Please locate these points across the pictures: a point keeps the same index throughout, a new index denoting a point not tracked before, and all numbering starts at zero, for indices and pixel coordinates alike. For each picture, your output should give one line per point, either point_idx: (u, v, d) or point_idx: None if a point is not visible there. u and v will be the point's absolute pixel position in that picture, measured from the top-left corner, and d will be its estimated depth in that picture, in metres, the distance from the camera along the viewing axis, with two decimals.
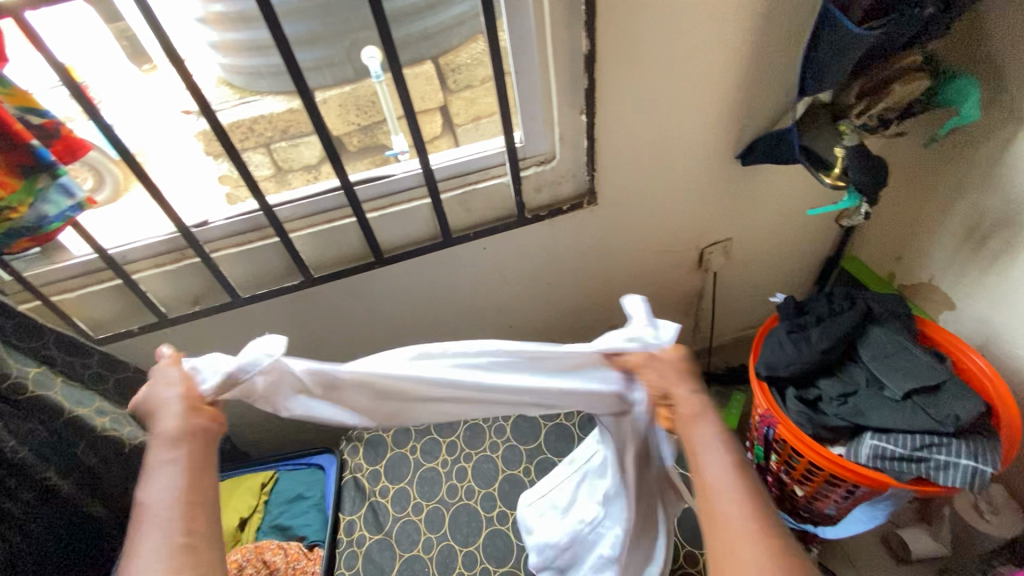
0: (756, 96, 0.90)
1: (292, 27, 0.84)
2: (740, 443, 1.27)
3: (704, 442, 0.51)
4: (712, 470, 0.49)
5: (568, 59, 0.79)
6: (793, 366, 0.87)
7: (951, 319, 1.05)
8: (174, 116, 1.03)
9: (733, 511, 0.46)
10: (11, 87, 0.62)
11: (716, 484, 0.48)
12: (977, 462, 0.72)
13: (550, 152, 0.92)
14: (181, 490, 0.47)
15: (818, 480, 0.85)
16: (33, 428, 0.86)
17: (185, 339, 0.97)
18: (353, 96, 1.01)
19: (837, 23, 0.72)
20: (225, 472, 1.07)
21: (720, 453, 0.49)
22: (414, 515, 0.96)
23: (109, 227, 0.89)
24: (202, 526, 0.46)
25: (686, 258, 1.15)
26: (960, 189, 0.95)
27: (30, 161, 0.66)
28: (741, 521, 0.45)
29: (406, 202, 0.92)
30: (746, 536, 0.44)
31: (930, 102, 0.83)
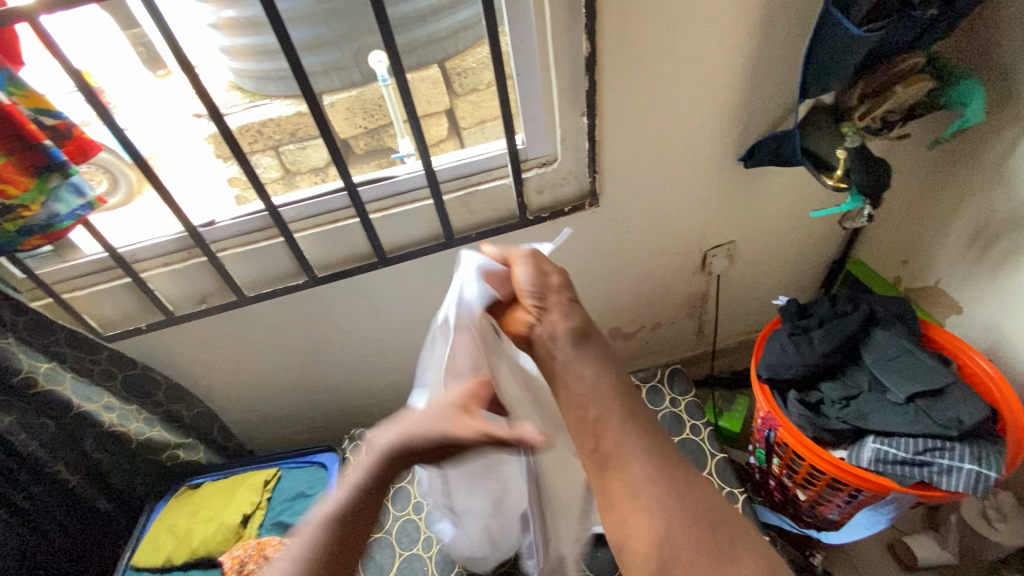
0: (757, 98, 0.90)
1: (299, 31, 0.85)
2: (743, 447, 1.26)
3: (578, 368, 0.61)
4: (593, 406, 0.59)
5: (569, 62, 0.80)
6: (794, 369, 0.87)
7: (957, 324, 1.04)
8: (187, 120, 1.05)
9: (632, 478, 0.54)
10: (25, 89, 0.64)
11: (616, 447, 0.56)
12: (981, 466, 0.71)
13: (552, 154, 0.92)
14: (370, 462, 0.57)
15: (820, 483, 0.85)
16: (42, 422, 0.88)
17: (191, 338, 0.98)
18: (360, 100, 1.03)
19: (836, 25, 0.72)
20: (229, 469, 1.08)
21: (595, 374, 0.61)
22: (414, 514, 0.97)
23: (120, 227, 0.91)
24: (370, 493, 0.57)
25: (689, 261, 1.15)
26: (966, 191, 0.95)
27: (43, 160, 0.68)
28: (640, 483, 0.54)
29: (408, 204, 0.93)
30: (642, 499, 0.53)
31: (932, 103, 0.83)
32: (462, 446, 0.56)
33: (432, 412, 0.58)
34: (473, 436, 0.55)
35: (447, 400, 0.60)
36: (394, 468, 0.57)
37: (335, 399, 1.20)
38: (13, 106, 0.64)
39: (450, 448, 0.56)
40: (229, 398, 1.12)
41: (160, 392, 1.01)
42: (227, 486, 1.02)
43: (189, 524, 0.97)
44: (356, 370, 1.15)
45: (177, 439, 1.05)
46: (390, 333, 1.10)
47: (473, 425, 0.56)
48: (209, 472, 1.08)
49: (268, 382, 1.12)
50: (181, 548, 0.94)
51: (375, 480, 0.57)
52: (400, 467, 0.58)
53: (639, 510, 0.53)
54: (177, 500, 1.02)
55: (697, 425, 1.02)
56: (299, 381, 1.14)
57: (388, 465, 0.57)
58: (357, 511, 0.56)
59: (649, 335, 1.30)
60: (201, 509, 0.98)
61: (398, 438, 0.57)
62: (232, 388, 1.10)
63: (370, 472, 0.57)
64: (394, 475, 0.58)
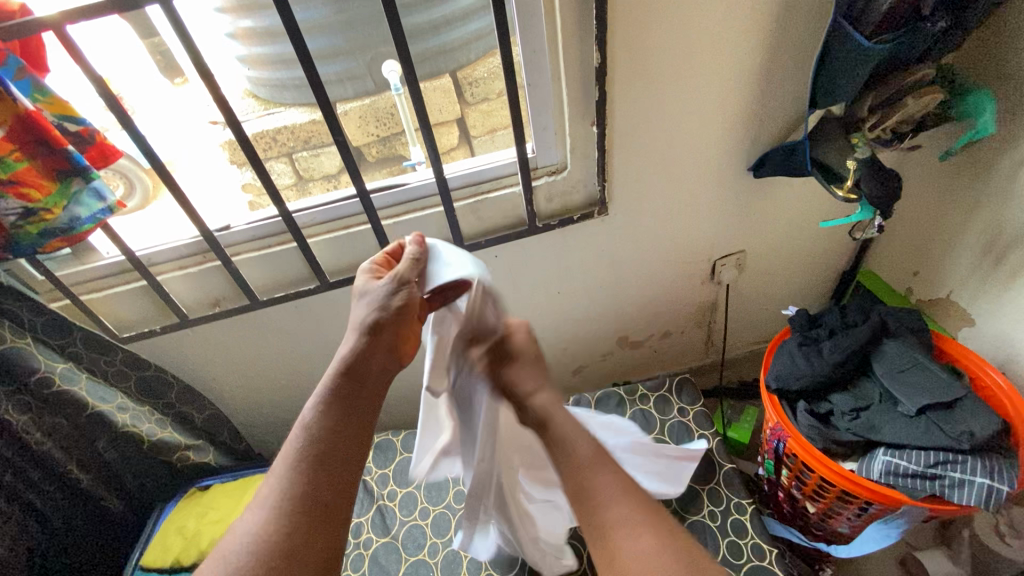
0: (766, 108, 0.91)
1: (315, 41, 0.87)
2: (752, 458, 1.25)
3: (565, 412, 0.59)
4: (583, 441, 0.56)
5: (579, 72, 0.81)
6: (804, 379, 0.86)
7: (970, 336, 1.03)
8: (203, 127, 1.07)
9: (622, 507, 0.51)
10: (50, 95, 0.66)
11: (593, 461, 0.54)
12: (994, 480, 0.70)
13: (562, 163, 0.93)
14: (328, 378, 0.61)
15: (829, 496, 0.84)
16: (57, 422, 0.90)
17: (203, 340, 1.00)
18: (373, 108, 1.05)
19: (845, 37, 0.73)
20: (239, 471, 1.09)
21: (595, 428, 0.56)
22: (420, 520, 0.97)
23: (137, 231, 0.93)
24: (332, 416, 0.59)
25: (698, 270, 1.15)
26: (978, 203, 0.94)
27: (66, 165, 0.69)
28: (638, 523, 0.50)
29: (420, 210, 0.94)
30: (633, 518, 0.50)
31: (943, 115, 0.83)
32: (407, 315, 0.63)
33: (371, 287, 0.65)
34: (390, 282, 0.63)
35: (355, 290, 0.66)
36: (350, 375, 0.61)
37: None
38: (38, 111, 0.66)
39: (389, 311, 0.62)
40: (240, 400, 1.13)
41: (172, 394, 1.02)
42: (235, 488, 1.03)
43: (197, 525, 0.98)
44: None
45: (188, 440, 1.05)
46: None
47: (381, 282, 0.64)
48: (218, 474, 1.09)
49: (278, 385, 1.13)
50: (189, 549, 0.95)
51: (336, 397, 0.60)
52: (363, 366, 0.62)
53: (622, 536, 0.49)
54: (186, 501, 1.03)
55: (705, 435, 1.01)
56: (308, 385, 1.14)
57: (340, 378, 0.61)
58: (320, 434, 0.58)
59: (658, 343, 1.29)
60: (209, 511, 0.99)
61: (350, 346, 0.62)
62: (243, 390, 1.11)
63: (328, 392, 0.60)
64: (359, 392, 0.61)
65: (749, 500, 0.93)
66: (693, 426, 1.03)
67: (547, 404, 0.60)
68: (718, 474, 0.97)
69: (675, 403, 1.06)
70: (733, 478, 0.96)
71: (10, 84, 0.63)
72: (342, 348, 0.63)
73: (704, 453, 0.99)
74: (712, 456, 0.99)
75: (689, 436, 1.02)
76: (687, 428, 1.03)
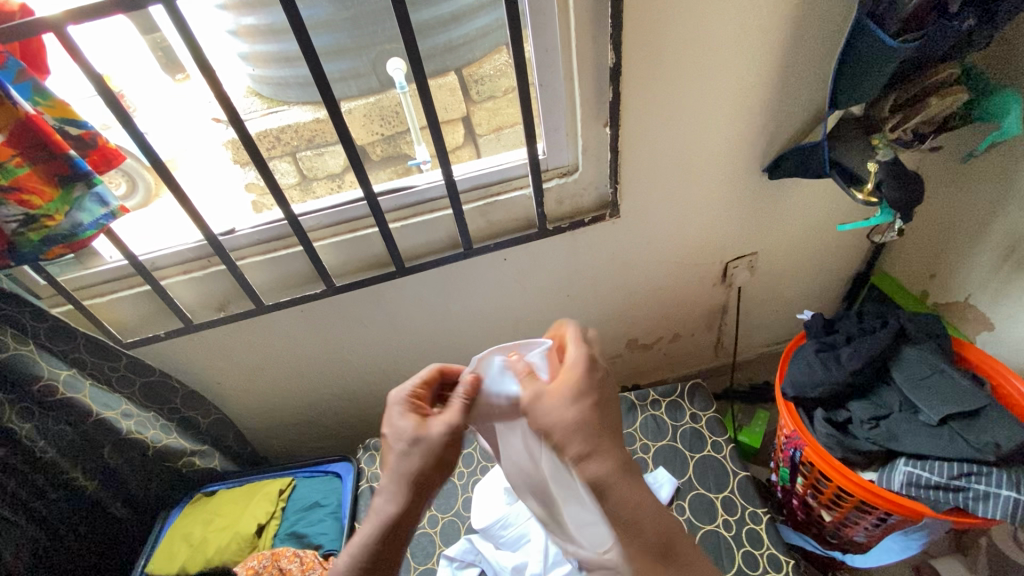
0: (784, 108, 0.88)
1: (320, 38, 0.85)
2: (763, 463, 1.24)
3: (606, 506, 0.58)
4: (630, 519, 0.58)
5: (593, 72, 0.79)
6: (822, 387, 0.84)
7: (989, 340, 1.01)
8: (204, 123, 1.06)
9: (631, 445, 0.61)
10: (51, 98, 0.65)
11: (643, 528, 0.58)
12: (1021, 494, 0.68)
13: (572, 164, 0.91)
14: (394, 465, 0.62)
15: (847, 505, 0.82)
16: (61, 429, 0.88)
17: (206, 344, 0.98)
18: (378, 107, 1.02)
19: (871, 35, 0.70)
20: (243, 477, 1.08)
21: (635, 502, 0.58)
22: (429, 528, 0.96)
23: (140, 235, 0.91)
24: (404, 524, 0.61)
25: (710, 272, 1.13)
26: (1000, 205, 0.92)
27: (66, 170, 0.68)
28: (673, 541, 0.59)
29: (428, 213, 0.92)
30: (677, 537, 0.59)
31: (966, 116, 0.80)
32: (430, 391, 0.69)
33: (422, 429, 0.63)
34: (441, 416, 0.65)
35: (403, 431, 0.63)
36: (417, 498, 0.61)
37: (348, 406, 1.19)
38: (39, 115, 0.65)
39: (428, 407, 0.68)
40: (245, 405, 1.12)
41: (177, 398, 1.01)
42: (241, 495, 1.02)
43: (203, 532, 0.96)
44: (369, 379, 1.14)
45: (193, 446, 1.03)
46: (403, 342, 1.09)
47: (436, 429, 0.63)
48: (223, 480, 1.08)
49: (282, 388, 1.11)
50: (195, 557, 0.93)
51: (410, 502, 0.61)
52: (426, 488, 0.62)
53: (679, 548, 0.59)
54: (191, 508, 1.02)
55: (718, 442, 1.00)
56: (313, 388, 1.13)
57: (425, 486, 0.61)
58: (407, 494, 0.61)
59: (667, 346, 1.28)
60: (216, 518, 0.98)
61: (419, 463, 0.61)
62: (249, 394, 1.10)
63: (401, 503, 0.61)
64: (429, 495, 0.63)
65: (764, 509, 0.91)
66: (705, 432, 1.01)
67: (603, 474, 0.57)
68: (732, 482, 0.95)
69: (688, 409, 1.04)
70: (747, 487, 0.94)
71: (10, 87, 0.62)
72: (404, 459, 0.61)
73: (718, 460, 0.98)
74: (726, 463, 0.97)
75: (702, 442, 1.00)
76: (700, 434, 1.01)
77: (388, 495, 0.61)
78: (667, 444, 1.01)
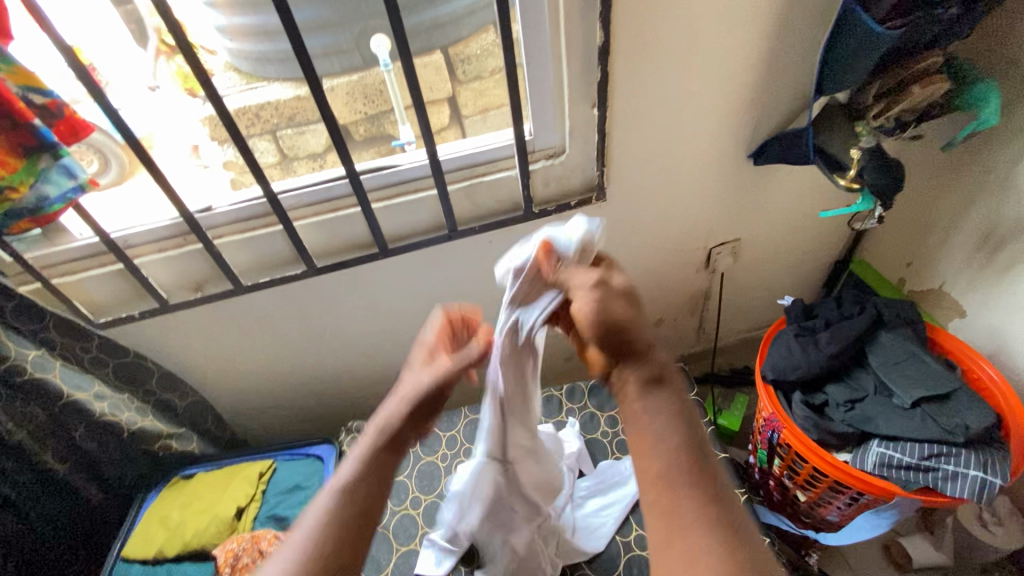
0: (771, 94, 0.88)
1: (301, 12, 0.82)
2: (741, 446, 1.26)
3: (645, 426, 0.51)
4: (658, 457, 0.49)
5: (581, 52, 0.78)
6: (801, 370, 0.86)
7: (961, 327, 1.04)
8: (179, 97, 0.97)
9: (628, 395, 0.52)
10: (13, 66, 0.61)
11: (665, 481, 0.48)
12: (987, 473, 0.71)
13: (560, 146, 0.90)
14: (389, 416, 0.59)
15: (821, 486, 0.85)
16: (30, 410, 0.85)
17: (182, 325, 0.96)
18: (361, 84, 0.99)
19: (857, 20, 0.70)
20: (223, 460, 1.06)
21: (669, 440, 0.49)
22: (411, 509, 0.97)
23: (111, 210, 0.88)
24: (400, 435, 0.58)
25: (695, 258, 1.14)
26: (976, 194, 0.94)
27: (33, 141, 0.65)
28: (675, 494, 0.47)
29: (412, 193, 0.91)
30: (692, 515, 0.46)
31: (948, 105, 0.81)
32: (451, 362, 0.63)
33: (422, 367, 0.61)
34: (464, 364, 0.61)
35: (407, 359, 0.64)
36: (411, 422, 0.59)
37: (330, 390, 1.18)
38: (2, 83, 0.61)
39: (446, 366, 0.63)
40: (223, 388, 1.10)
41: (152, 381, 0.99)
42: (220, 478, 1.01)
43: (181, 515, 0.95)
44: (351, 362, 1.13)
45: (170, 428, 1.02)
46: (387, 325, 1.08)
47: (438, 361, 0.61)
48: (202, 462, 1.06)
49: (262, 372, 1.10)
50: (173, 540, 0.92)
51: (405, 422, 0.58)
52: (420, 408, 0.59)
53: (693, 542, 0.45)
54: (168, 491, 1.00)
55: None
56: (295, 372, 1.12)
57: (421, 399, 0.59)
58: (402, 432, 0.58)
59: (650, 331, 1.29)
60: (194, 501, 0.97)
61: (415, 385, 0.60)
62: (228, 377, 1.08)
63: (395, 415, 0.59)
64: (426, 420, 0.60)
65: (741, 489, 0.93)
66: None
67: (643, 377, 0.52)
68: None
69: None
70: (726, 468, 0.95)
71: None
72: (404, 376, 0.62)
73: None
74: None
75: None
76: None
77: (388, 408, 0.59)
78: None
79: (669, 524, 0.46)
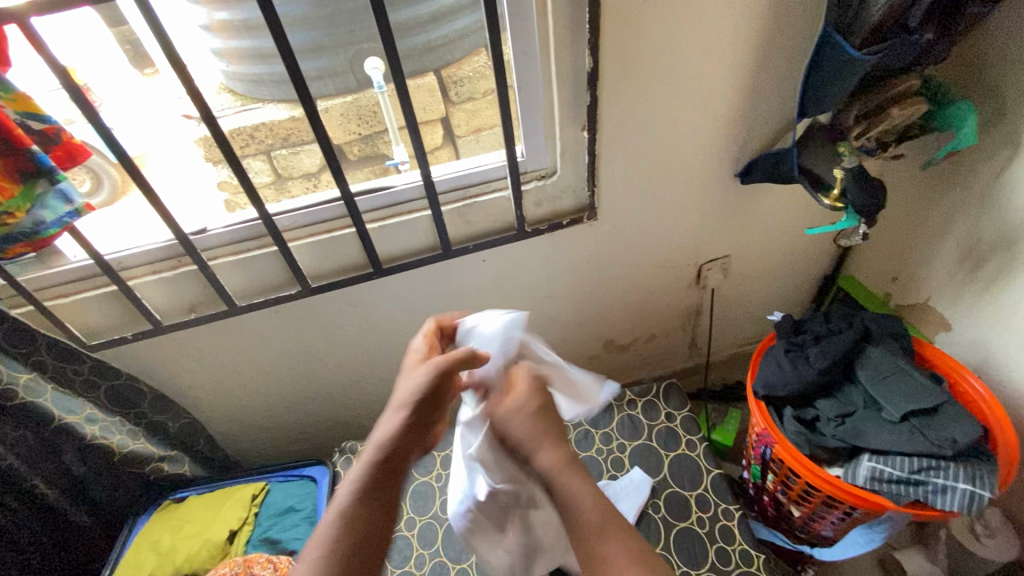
0: (756, 115, 0.91)
1: (296, 36, 0.84)
2: (735, 460, 1.27)
3: (573, 497, 0.56)
4: (576, 509, 0.55)
5: (571, 77, 0.80)
6: (792, 386, 0.87)
7: (947, 340, 1.06)
8: (175, 120, 1.02)
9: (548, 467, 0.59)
10: (13, 92, 0.62)
11: (601, 528, 0.53)
12: (975, 486, 0.72)
13: (551, 167, 0.92)
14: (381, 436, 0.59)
15: (815, 500, 0.85)
16: (21, 435, 0.85)
17: (176, 346, 0.96)
18: (355, 106, 1.01)
19: (835, 47, 0.74)
20: (215, 482, 1.05)
21: (591, 503, 0.56)
22: (406, 530, 0.96)
23: (106, 233, 0.88)
24: (396, 454, 0.58)
25: (685, 275, 1.15)
26: (957, 211, 0.96)
27: (30, 166, 0.66)
28: (608, 536, 0.53)
29: (406, 213, 0.92)
30: (620, 566, 0.50)
31: (926, 125, 0.84)
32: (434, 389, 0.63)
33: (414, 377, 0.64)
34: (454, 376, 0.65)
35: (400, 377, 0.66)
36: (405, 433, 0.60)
37: (324, 409, 1.17)
38: (1, 110, 0.62)
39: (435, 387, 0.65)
40: (216, 409, 1.10)
41: (144, 403, 0.98)
42: (213, 500, 1.00)
43: (172, 539, 0.94)
44: (346, 381, 1.13)
45: (162, 451, 1.01)
46: (381, 344, 1.08)
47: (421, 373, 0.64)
48: (194, 485, 1.05)
49: (256, 392, 1.09)
50: (164, 564, 0.91)
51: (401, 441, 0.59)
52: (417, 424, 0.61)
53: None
54: (159, 515, 1.00)
55: (692, 440, 1.02)
56: (288, 392, 1.12)
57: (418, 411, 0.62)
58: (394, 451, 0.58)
59: (643, 347, 1.30)
60: (185, 524, 0.96)
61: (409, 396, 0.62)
62: (222, 398, 1.08)
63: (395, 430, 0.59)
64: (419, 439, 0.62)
65: (735, 505, 0.93)
66: (680, 431, 1.03)
67: (553, 467, 0.59)
68: (706, 480, 0.97)
69: (662, 408, 1.06)
70: (720, 483, 0.96)
71: None
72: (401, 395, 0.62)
73: (693, 458, 1.00)
74: (700, 462, 0.99)
75: (677, 440, 1.02)
76: (675, 433, 1.03)
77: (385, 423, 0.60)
78: (642, 443, 1.03)
79: (592, 540, 0.53)
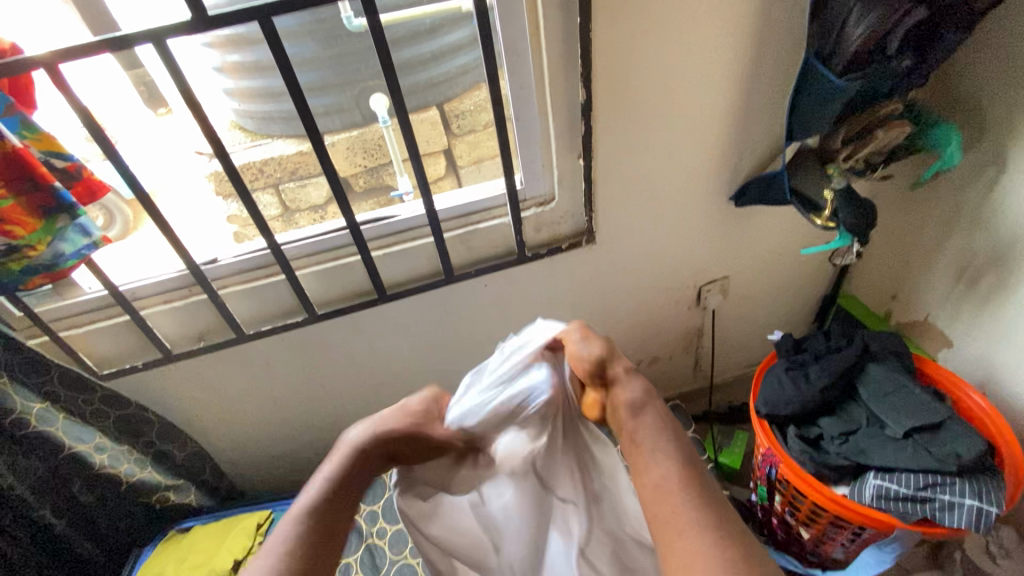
0: (747, 139, 0.94)
1: (305, 75, 0.88)
2: (743, 484, 1.25)
3: (646, 434, 0.53)
4: (659, 470, 0.50)
5: (566, 107, 0.84)
6: (793, 405, 0.87)
7: (949, 356, 1.06)
8: (188, 156, 1.04)
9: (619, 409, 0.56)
10: (39, 132, 0.66)
11: (660, 486, 0.49)
12: (983, 502, 0.71)
13: (549, 194, 0.95)
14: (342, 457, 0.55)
15: (823, 521, 0.84)
16: (31, 465, 0.86)
17: (185, 376, 0.97)
18: (361, 140, 1.05)
19: (818, 74, 0.77)
20: (220, 512, 1.06)
21: (664, 459, 0.51)
22: (411, 558, 0.96)
23: (120, 265, 0.91)
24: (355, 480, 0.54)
25: (685, 296, 1.17)
26: (949, 229, 0.98)
27: (51, 202, 0.69)
28: (675, 498, 0.48)
29: (409, 241, 0.95)
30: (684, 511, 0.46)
31: (913, 146, 0.86)
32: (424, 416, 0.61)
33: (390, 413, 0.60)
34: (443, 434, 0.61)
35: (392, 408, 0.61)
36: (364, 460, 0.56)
37: (328, 437, 1.18)
38: (25, 149, 0.65)
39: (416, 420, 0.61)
40: (223, 438, 1.10)
41: (152, 432, 0.99)
42: (218, 529, 1.00)
43: (176, 570, 0.94)
44: (350, 408, 1.14)
45: (169, 481, 1.03)
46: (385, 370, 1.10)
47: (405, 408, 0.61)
48: (198, 516, 1.06)
49: (262, 420, 1.10)
50: None
51: (330, 495, 0.52)
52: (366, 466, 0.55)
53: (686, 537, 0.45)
54: (163, 547, 0.99)
55: None
56: (294, 420, 1.13)
57: (347, 456, 0.55)
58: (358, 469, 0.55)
59: (646, 369, 1.30)
60: (190, 555, 0.96)
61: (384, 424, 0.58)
62: (228, 427, 1.09)
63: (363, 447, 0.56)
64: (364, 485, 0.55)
65: None
66: None
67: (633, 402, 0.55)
68: None
69: None
70: None
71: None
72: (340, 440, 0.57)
73: None
74: None
75: None
76: None
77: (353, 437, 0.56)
78: None
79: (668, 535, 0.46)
